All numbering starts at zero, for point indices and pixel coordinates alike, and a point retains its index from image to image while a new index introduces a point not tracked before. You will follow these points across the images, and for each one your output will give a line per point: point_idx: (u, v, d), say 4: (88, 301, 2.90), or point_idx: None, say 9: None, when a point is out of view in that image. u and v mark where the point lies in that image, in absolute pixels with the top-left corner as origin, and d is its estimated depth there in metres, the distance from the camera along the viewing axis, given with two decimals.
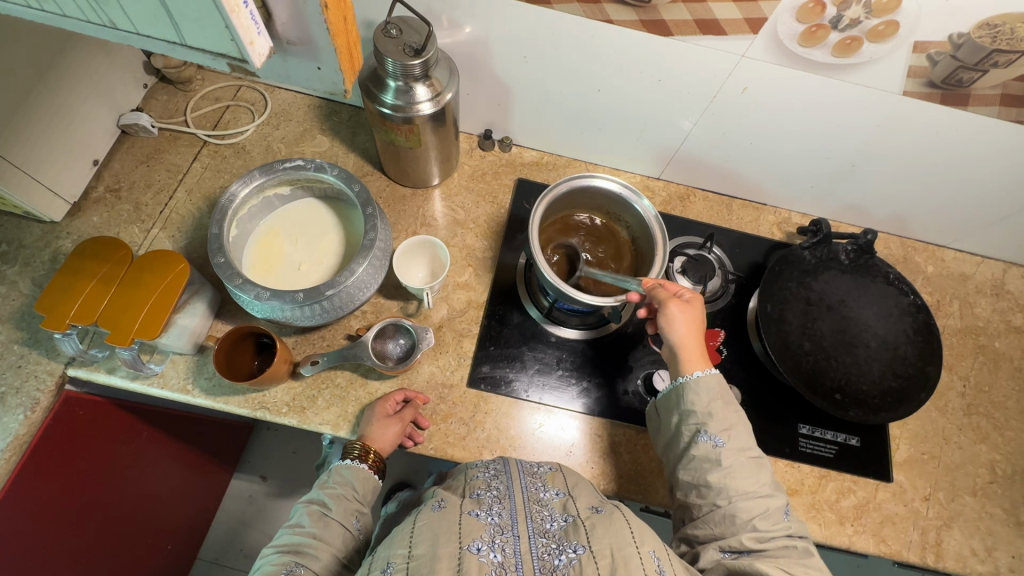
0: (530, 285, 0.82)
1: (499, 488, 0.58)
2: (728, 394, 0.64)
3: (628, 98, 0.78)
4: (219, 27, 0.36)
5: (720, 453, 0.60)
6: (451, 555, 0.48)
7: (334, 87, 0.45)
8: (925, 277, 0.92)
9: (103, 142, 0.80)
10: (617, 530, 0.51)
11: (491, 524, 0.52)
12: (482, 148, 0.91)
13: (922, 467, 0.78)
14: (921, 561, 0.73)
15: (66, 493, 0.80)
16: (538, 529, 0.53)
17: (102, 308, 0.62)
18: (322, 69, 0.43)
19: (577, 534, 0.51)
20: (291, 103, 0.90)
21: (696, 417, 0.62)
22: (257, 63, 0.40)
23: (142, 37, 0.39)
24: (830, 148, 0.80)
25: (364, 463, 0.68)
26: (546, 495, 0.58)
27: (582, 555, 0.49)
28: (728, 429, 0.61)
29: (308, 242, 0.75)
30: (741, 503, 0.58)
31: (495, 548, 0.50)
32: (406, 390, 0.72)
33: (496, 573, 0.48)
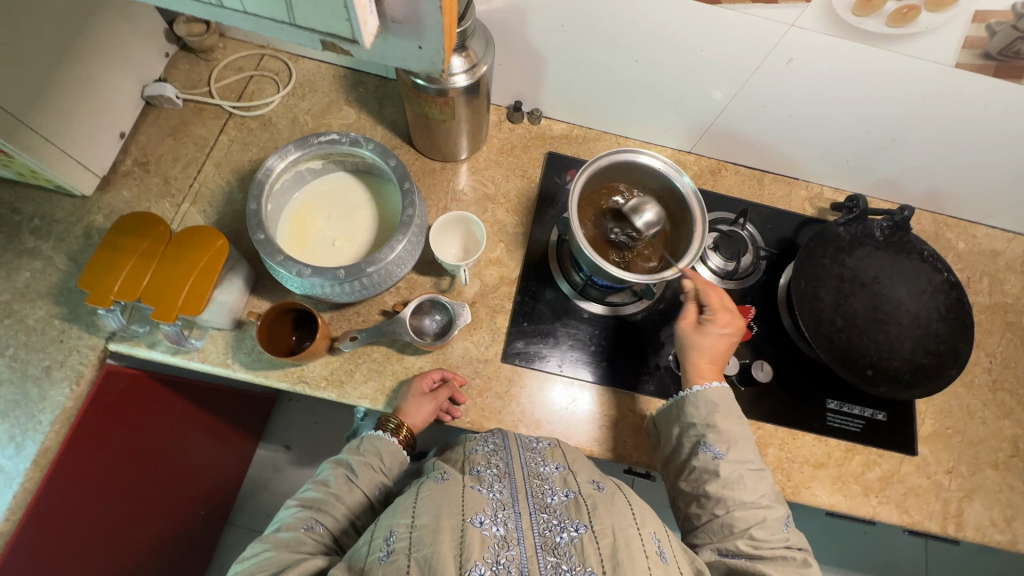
0: (561, 260, 0.82)
1: (499, 465, 0.58)
2: (730, 407, 0.66)
3: (667, 68, 0.75)
4: (338, 6, 0.35)
5: (718, 464, 0.62)
6: (453, 527, 0.49)
7: (433, 67, 0.42)
8: (956, 254, 0.91)
9: (128, 113, 0.79)
10: (618, 511, 0.52)
11: (493, 498, 0.53)
12: (511, 121, 0.89)
13: (945, 441, 0.80)
14: (942, 531, 0.75)
15: (107, 466, 0.82)
16: (538, 505, 0.53)
17: (145, 284, 0.62)
18: (423, 48, 0.40)
19: (578, 513, 0.52)
20: (315, 74, 0.87)
21: (696, 429, 0.65)
22: (367, 44, 0.39)
23: (252, 16, 0.39)
24: (871, 121, 0.78)
25: (394, 436, 0.69)
26: (546, 469, 0.59)
27: (584, 535, 0.49)
28: (729, 442, 0.63)
29: (341, 218, 0.75)
30: (739, 514, 0.60)
31: (497, 522, 0.50)
32: (444, 369, 0.73)
33: (498, 545, 0.49)
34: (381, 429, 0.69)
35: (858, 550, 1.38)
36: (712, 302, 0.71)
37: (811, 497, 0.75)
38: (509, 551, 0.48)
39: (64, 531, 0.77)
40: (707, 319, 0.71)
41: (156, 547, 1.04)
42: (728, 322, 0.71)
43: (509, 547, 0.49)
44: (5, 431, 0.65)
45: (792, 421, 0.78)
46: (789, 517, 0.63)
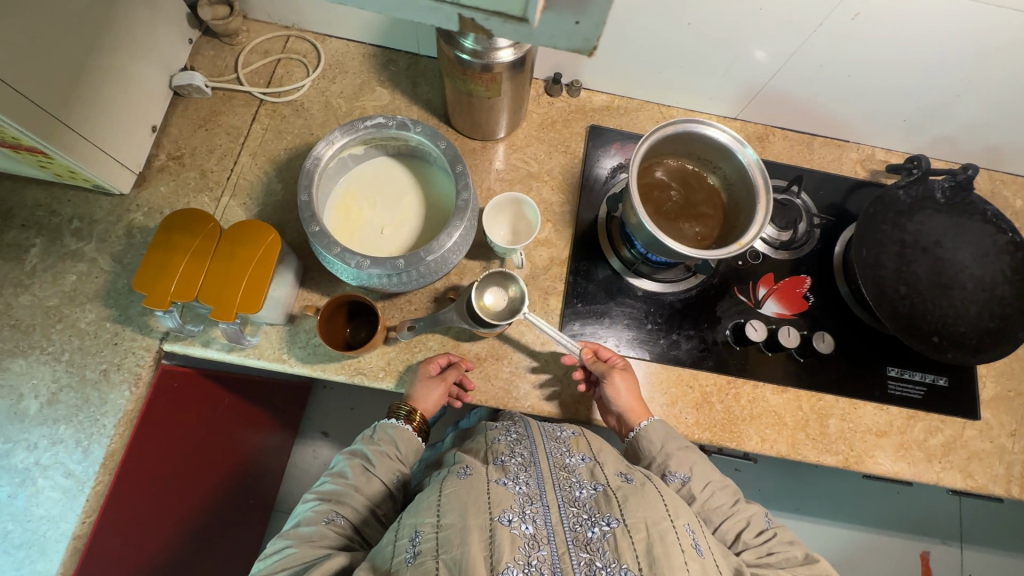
0: (611, 237, 0.80)
1: (523, 455, 0.60)
2: (675, 432, 0.69)
3: (719, 30, 0.72)
4: None
5: (689, 486, 0.64)
6: (481, 526, 0.49)
7: (583, 45, 0.34)
8: (1013, 211, 0.88)
9: (158, 106, 0.76)
10: (651, 502, 0.52)
11: (519, 493, 0.53)
12: (550, 94, 0.85)
13: (1008, 404, 0.79)
14: (1006, 493, 0.75)
15: (163, 478, 0.82)
16: (567, 499, 0.54)
17: (201, 284, 0.61)
18: (583, 22, 0.32)
19: (609, 506, 0.52)
20: (345, 54, 0.84)
21: (657, 462, 0.66)
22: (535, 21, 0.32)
23: None
24: (934, 77, 0.74)
25: (408, 423, 0.70)
26: (573, 461, 0.60)
27: (616, 529, 0.50)
28: (690, 464, 0.66)
29: (387, 204, 0.73)
30: (726, 525, 0.63)
31: (525, 519, 0.51)
32: (450, 354, 0.71)
33: (528, 544, 0.48)
34: (392, 417, 0.70)
35: (893, 510, 1.40)
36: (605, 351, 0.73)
37: (875, 466, 0.74)
38: (539, 550, 0.48)
39: (133, 546, 0.79)
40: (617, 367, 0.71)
41: (216, 539, 1.08)
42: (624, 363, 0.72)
43: (539, 547, 0.49)
44: (70, 436, 0.65)
45: (852, 391, 0.77)
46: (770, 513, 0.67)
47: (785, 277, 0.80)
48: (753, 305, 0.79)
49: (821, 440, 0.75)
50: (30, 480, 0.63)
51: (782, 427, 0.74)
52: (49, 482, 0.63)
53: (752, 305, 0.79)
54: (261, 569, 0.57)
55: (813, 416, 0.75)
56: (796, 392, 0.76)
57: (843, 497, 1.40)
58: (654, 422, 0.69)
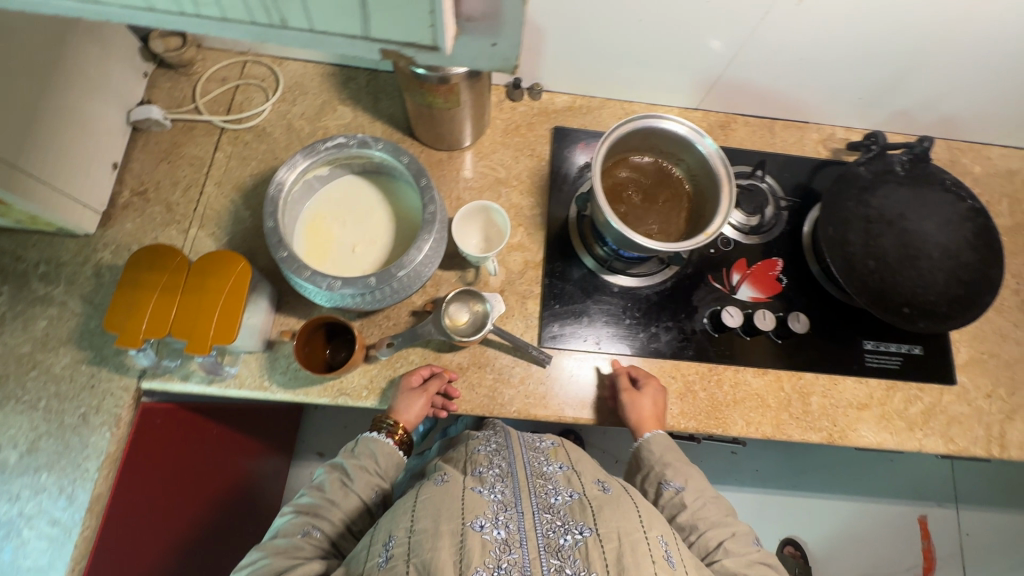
0: (583, 236, 0.80)
1: (501, 466, 0.62)
2: (678, 449, 0.73)
3: (671, 24, 0.73)
4: (422, 10, 0.32)
5: (683, 496, 0.68)
6: (453, 531, 0.52)
7: (505, 65, 0.37)
8: (973, 178, 0.91)
9: (117, 142, 0.75)
10: (624, 513, 0.55)
11: (494, 500, 0.57)
12: (512, 99, 0.86)
13: (982, 366, 0.81)
14: (987, 454, 0.77)
15: (163, 517, 0.83)
16: (542, 506, 0.57)
17: (172, 319, 0.60)
18: (500, 45, 0.35)
19: (583, 515, 0.55)
20: (303, 75, 0.84)
21: (656, 471, 0.71)
22: (450, 50, 0.35)
23: (321, 35, 0.35)
24: (881, 55, 0.76)
25: (389, 436, 0.70)
26: (550, 469, 0.63)
27: (588, 537, 0.53)
28: (686, 477, 0.70)
29: (356, 222, 0.73)
30: (709, 534, 0.66)
31: (498, 524, 0.54)
32: (432, 365, 0.71)
33: (499, 549, 0.52)
34: (376, 430, 0.70)
35: (887, 478, 1.42)
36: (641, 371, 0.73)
37: (859, 439, 0.75)
38: (510, 554, 0.52)
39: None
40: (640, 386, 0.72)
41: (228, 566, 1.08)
42: (653, 385, 0.72)
43: (511, 551, 0.52)
44: (53, 483, 0.64)
45: (831, 367, 0.78)
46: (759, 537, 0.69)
47: (759, 260, 0.81)
48: (729, 291, 0.80)
49: (805, 418, 0.76)
50: (15, 532, 0.62)
51: (766, 409, 0.75)
52: (34, 532, 0.62)
53: (727, 292, 0.80)
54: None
55: (796, 395, 0.76)
56: (777, 373, 0.77)
57: (838, 469, 1.43)
58: (651, 439, 0.71)
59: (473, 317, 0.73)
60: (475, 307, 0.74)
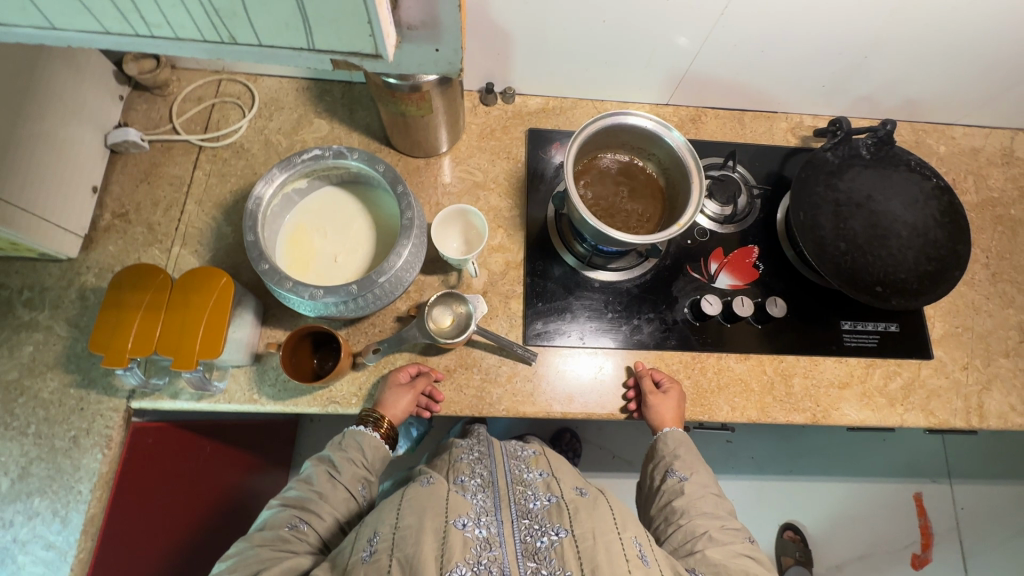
0: (562, 234, 0.82)
1: (483, 474, 0.66)
2: (691, 444, 0.76)
3: (634, 23, 0.75)
4: (362, 22, 0.35)
5: (684, 486, 0.71)
6: (436, 528, 0.55)
7: (448, 68, 0.43)
8: (939, 157, 0.93)
9: (96, 166, 0.76)
10: (598, 515, 0.59)
11: (477, 504, 0.60)
12: (486, 104, 0.87)
13: (957, 339, 0.83)
14: (967, 424, 0.78)
15: (163, 539, 0.83)
16: (521, 511, 0.61)
17: (158, 337, 0.61)
18: (442, 50, 0.41)
19: (560, 518, 0.59)
20: (278, 90, 0.85)
21: (665, 459, 0.75)
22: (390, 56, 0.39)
23: (267, 48, 0.37)
24: (839, 44, 0.78)
25: (376, 430, 0.70)
26: (530, 476, 0.67)
27: (564, 539, 0.56)
28: (692, 469, 0.73)
29: (337, 232, 0.74)
30: (698, 520, 0.68)
31: (480, 525, 0.57)
32: (418, 363, 0.73)
33: (480, 546, 0.55)
34: (364, 424, 0.70)
35: (881, 457, 1.44)
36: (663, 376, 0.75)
37: (842, 417, 0.77)
38: (491, 551, 0.55)
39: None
40: (664, 390, 0.73)
41: None
42: (677, 390, 0.74)
43: (491, 548, 0.55)
44: (47, 507, 0.65)
45: (810, 349, 0.80)
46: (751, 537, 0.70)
47: (735, 249, 0.83)
48: (708, 280, 0.81)
49: (789, 400, 0.77)
50: (9, 558, 0.62)
51: (750, 394, 0.77)
52: (29, 557, 0.62)
53: (706, 280, 0.81)
54: (221, 570, 0.59)
55: (778, 378, 0.78)
56: (758, 358, 0.79)
57: (832, 451, 1.45)
58: (670, 435, 0.74)
59: (456, 318, 0.74)
60: (457, 309, 0.75)
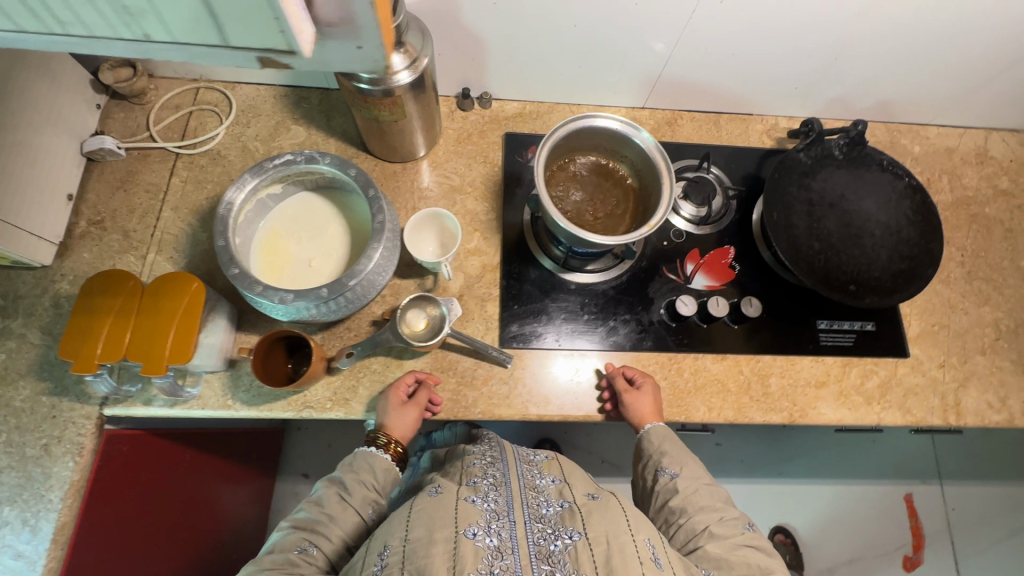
0: (539, 237, 0.82)
1: (494, 476, 0.64)
2: (676, 436, 0.75)
3: (606, 27, 0.75)
4: (269, 18, 0.34)
5: (677, 482, 0.71)
6: (447, 538, 0.53)
7: (378, 64, 0.42)
8: (913, 157, 0.94)
9: (72, 174, 0.76)
10: (613, 518, 0.57)
11: (487, 509, 0.58)
12: (463, 108, 0.88)
13: (934, 337, 0.83)
14: (944, 422, 0.79)
15: (141, 550, 0.82)
16: (533, 516, 0.58)
17: (127, 342, 0.61)
18: (365, 47, 0.39)
19: (573, 521, 0.57)
20: (255, 97, 0.86)
21: (653, 458, 0.74)
22: (308, 52, 0.38)
23: (179, 44, 0.36)
24: (808, 45, 0.79)
25: (386, 451, 0.72)
26: (542, 481, 0.64)
27: (578, 542, 0.54)
28: (681, 463, 0.73)
29: (313, 237, 0.74)
30: (696, 515, 0.68)
31: (490, 532, 0.55)
32: (416, 372, 0.73)
33: (492, 555, 0.53)
34: (371, 445, 0.72)
35: (871, 458, 1.44)
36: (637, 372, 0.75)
37: (819, 416, 0.77)
38: (502, 560, 0.53)
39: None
40: (638, 386, 0.73)
41: None
42: (651, 383, 0.74)
43: (503, 557, 0.53)
44: (16, 516, 0.64)
45: (786, 348, 0.80)
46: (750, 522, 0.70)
47: (711, 250, 0.83)
48: (684, 281, 0.82)
49: (765, 400, 0.77)
50: None
51: (726, 394, 0.77)
52: None
53: (682, 282, 0.82)
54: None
55: (754, 378, 0.78)
56: (735, 358, 0.79)
57: (821, 453, 1.44)
58: (652, 431, 0.73)
59: (430, 321, 0.74)
60: (430, 310, 0.74)
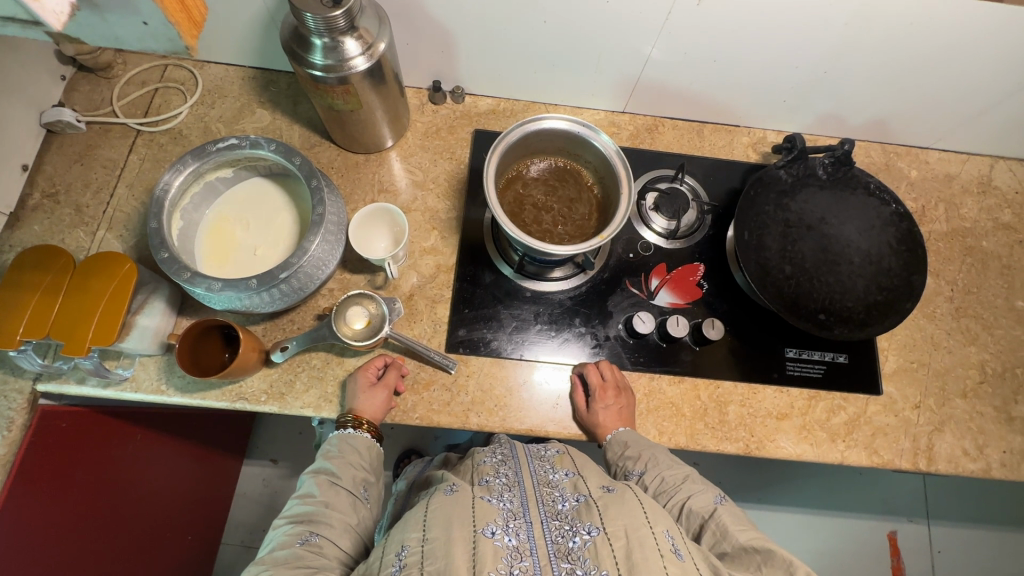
0: (498, 241, 0.79)
1: (508, 475, 0.61)
2: (637, 435, 0.70)
3: (578, 26, 0.72)
4: None
5: (642, 479, 0.65)
6: (465, 538, 0.50)
7: (173, 46, 0.34)
8: (909, 182, 0.89)
9: (28, 144, 0.75)
10: (629, 510, 0.53)
11: (503, 509, 0.55)
12: (434, 102, 0.86)
13: (911, 376, 0.78)
14: (913, 467, 0.73)
15: (71, 529, 0.79)
16: (550, 513, 0.55)
17: (52, 320, 0.60)
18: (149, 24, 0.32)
19: (590, 515, 0.53)
20: (223, 78, 0.84)
21: (618, 466, 0.69)
22: (57, 26, 0.31)
23: None
24: (798, 56, 0.75)
25: (364, 430, 0.69)
26: (556, 477, 0.61)
27: (597, 537, 0.50)
28: (642, 459, 0.67)
29: (261, 224, 0.72)
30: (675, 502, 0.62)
31: (509, 532, 0.52)
32: (385, 354, 0.72)
33: (511, 556, 0.49)
34: (344, 427, 0.69)
35: (862, 493, 1.33)
36: (593, 381, 0.71)
37: (777, 450, 0.73)
38: (522, 561, 0.49)
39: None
40: (594, 396, 0.70)
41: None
42: (609, 395, 0.70)
43: (522, 558, 0.50)
44: None
45: (748, 375, 0.76)
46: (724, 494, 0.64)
47: (679, 266, 0.80)
48: (646, 297, 0.78)
49: (721, 428, 0.73)
50: None
51: (679, 419, 0.73)
52: None
53: (644, 297, 0.78)
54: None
55: (711, 404, 0.74)
56: (693, 382, 0.75)
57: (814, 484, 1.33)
58: (621, 434, 0.69)
59: (371, 319, 0.71)
60: (371, 306, 0.72)
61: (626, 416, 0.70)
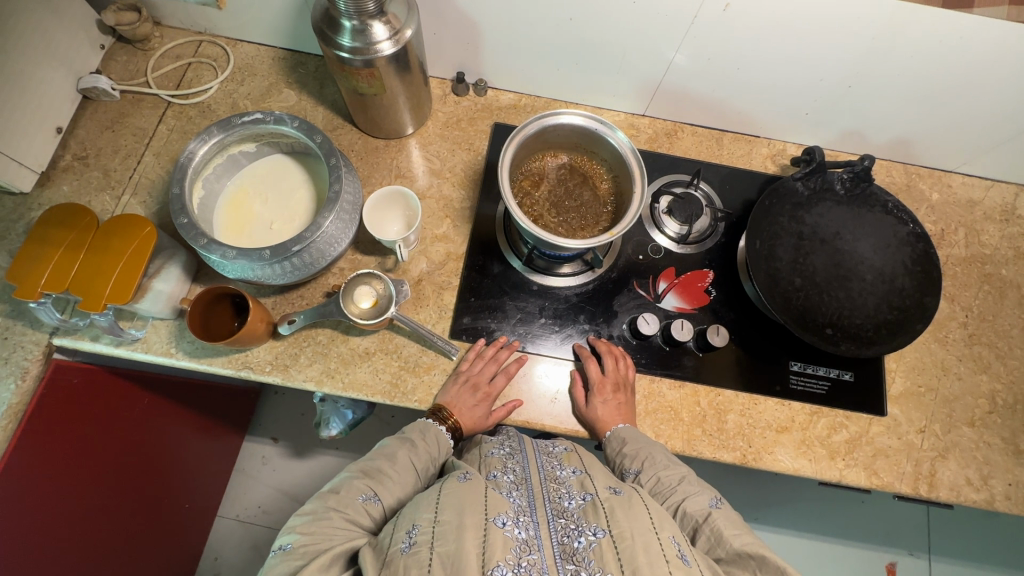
0: (509, 234, 0.80)
1: (516, 471, 0.61)
2: (634, 433, 0.69)
3: (603, 26, 0.73)
4: None
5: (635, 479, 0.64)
6: (477, 525, 0.50)
7: None
8: (929, 205, 0.87)
9: (64, 107, 0.78)
10: (636, 514, 0.53)
11: (513, 503, 0.55)
12: (456, 93, 0.87)
13: (918, 400, 0.77)
14: (913, 492, 0.72)
15: (74, 484, 0.81)
16: (556, 511, 0.55)
17: (72, 275, 0.62)
18: None
19: (596, 516, 0.53)
20: (254, 57, 0.87)
21: (619, 463, 0.67)
22: None
23: None
24: (824, 70, 0.74)
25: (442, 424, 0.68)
26: (564, 473, 0.61)
27: (602, 539, 0.50)
28: (642, 459, 0.66)
29: (278, 200, 0.74)
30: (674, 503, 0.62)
31: (519, 525, 0.52)
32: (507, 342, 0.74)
33: (520, 548, 0.50)
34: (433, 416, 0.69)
35: (863, 521, 1.29)
36: (592, 376, 0.71)
37: (774, 463, 0.72)
38: (530, 554, 0.50)
39: (38, 553, 0.77)
40: (593, 391, 0.70)
41: (151, 540, 1.04)
42: (617, 394, 0.70)
43: (531, 552, 0.50)
44: None
45: (751, 385, 0.75)
46: (720, 497, 0.64)
47: (688, 271, 0.80)
48: (653, 299, 0.78)
49: (718, 436, 0.72)
50: None
51: (678, 423, 0.73)
52: None
53: (650, 299, 0.78)
54: (293, 527, 0.56)
55: (710, 412, 0.73)
56: (694, 388, 0.75)
57: (813, 508, 1.29)
58: (620, 431, 0.68)
59: (377, 300, 0.72)
60: (379, 288, 0.73)
61: (624, 414, 0.70)
